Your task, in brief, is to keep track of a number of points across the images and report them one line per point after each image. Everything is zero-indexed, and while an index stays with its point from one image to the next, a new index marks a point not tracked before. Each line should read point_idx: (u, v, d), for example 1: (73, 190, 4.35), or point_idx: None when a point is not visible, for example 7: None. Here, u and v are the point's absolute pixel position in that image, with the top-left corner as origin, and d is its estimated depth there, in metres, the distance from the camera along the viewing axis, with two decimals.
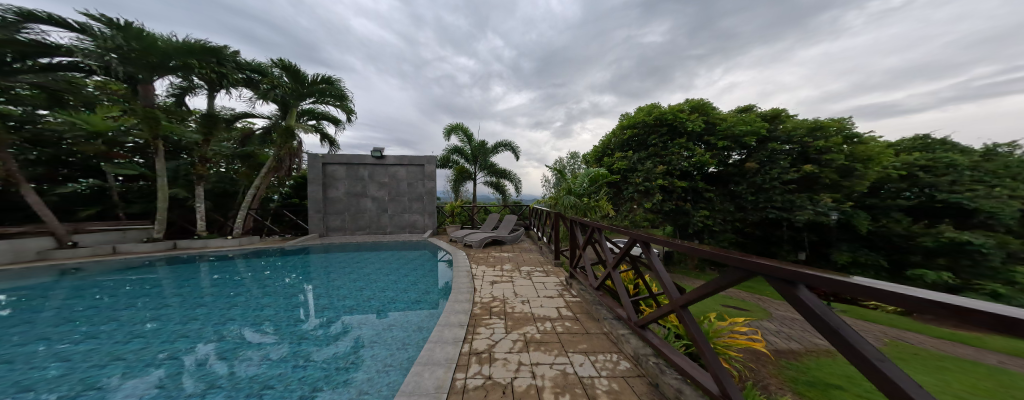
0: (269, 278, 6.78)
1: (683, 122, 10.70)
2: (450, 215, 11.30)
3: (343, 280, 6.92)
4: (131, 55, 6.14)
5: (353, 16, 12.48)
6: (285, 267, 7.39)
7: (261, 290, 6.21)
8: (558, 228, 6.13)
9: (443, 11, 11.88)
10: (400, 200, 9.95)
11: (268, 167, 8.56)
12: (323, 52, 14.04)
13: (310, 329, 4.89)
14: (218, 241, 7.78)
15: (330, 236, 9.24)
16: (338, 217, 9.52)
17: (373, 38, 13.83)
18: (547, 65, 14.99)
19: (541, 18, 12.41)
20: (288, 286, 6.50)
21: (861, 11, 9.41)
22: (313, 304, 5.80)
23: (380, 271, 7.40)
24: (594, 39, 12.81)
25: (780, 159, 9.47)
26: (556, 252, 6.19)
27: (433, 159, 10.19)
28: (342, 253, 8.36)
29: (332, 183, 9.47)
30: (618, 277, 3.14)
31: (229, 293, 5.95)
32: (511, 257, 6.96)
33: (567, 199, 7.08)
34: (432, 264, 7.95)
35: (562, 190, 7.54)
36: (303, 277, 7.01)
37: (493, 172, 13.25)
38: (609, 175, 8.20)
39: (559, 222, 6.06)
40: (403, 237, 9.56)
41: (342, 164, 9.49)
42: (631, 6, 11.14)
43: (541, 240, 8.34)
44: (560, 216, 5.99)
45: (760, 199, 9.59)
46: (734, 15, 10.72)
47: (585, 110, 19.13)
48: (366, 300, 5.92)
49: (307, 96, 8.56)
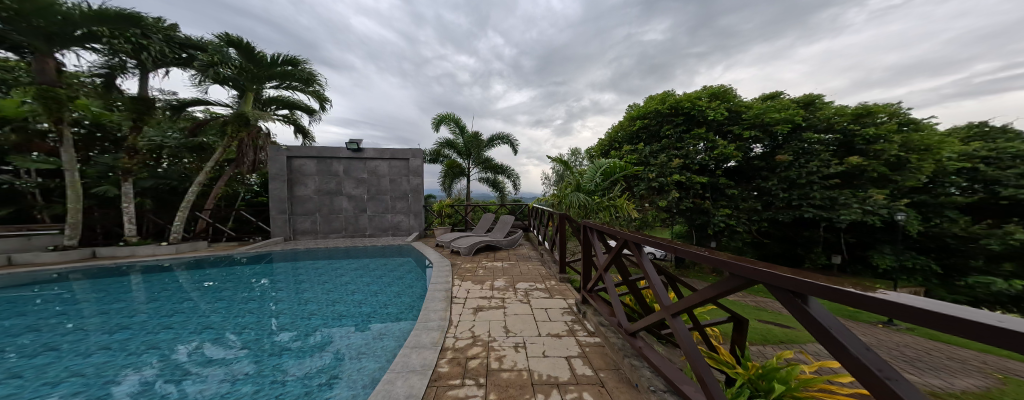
0: (241, 285, 5.79)
1: (703, 110, 9.41)
2: (439, 216, 9.98)
3: (319, 289, 5.73)
4: (7, 14, 5.00)
5: (353, 15, 11.39)
6: (243, 276, 6.19)
7: (229, 298, 5.25)
8: (564, 232, 4.90)
9: (443, 9, 10.97)
10: (381, 199, 8.73)
11: (218, 154, 7.22)
12: (324, 51, 13.07)
13: (285, 343, 3.89)
14: (149, 249, 6.46)
15: (298, 240, 7.98)
16: (308, 219, 8.26)
17: (373, 37, 12.69)
18: (547, 64, 13.86)
19: (541, 16, 11.38)
20: (258, 295, 5.44)
21: (862, 9, 8.94)
22: (286, 314, 4.75)
23: (352, 280, 6.21)
24: (594, 38, 11.72)
25: (817, 151, 8.17)
26: (560, 262, 5.01)
27: (419, 152, 8.94)
28: (309, 260, 7.14)
29: (300, 179, 8.18)
30: (681, 329, 1.83)
31: (187, 302, 4.97)
32: (506, 267, 5.74)
33: (575, 197, 5.79)
34: (414, 273, 6.68)
35: (567, 183, 6.24)
36: (267, 286, 5.82)
37: (488, 167, 12.01)
38: (628, 167, 6.52)
39: (566, 224, 4.88)
40: (383, 241, 8.35)
41: (311, 157, 8.19)
42: (631, 4, 10.15)
43: (542, 246, 7.08)
44: (567, 219, 4.79)
45: (793, 195, 8.22)
46: (734, 13, 9.81)
47: (585, 109, 17.87)
48: (338, 313, 4.74)
49: (269, 79, 7.51)
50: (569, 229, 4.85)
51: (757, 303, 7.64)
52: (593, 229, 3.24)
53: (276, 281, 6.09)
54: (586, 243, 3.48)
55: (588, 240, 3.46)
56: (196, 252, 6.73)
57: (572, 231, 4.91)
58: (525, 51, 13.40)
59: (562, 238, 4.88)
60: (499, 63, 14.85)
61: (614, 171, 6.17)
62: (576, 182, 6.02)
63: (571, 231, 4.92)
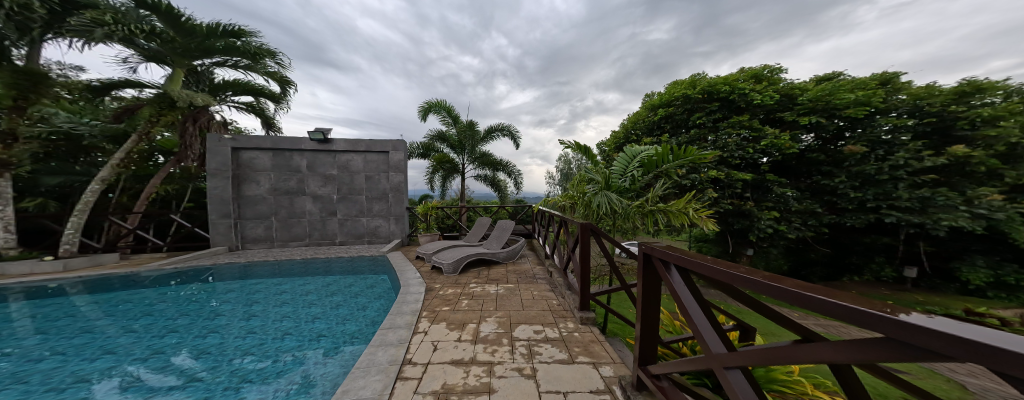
0: (191, 301, 4.59)
1: (747, 93, 7.94)
2: (424, 221, 8.21)
3: (273, 312, 4.29)
4: None
5: (359, 17, 10.63)
6: (178, 293, 4.81)
7: (159, 320, 3.94)
8: (588, 251, 3.26)
9: (447, 10, 10.34)
10: (354, 199, 7.22)
11: (134, 142, 5.79)
12: (330, 52, 12.27)
13: (211, 384, 2.81)
14: (23, 267, 4.91)
15: (244, 251, 6.41)
16: (261, 224, 6.72)
17: (379, 38, 11.84)
18: (552, 64, 12.83)
19: (544, 16, 10.93)
20: (196, 317, 4.07)
21: (873, 5, 7.73)
22: (233, 343, 3.49)
23: (296, 307, 4.47)
24: (598, 37, 10.92)
25: (900, 143, 6.64)
26: (583, 294, 3.38)
27: (402, 143, 7.41)
28: (243, 283, 5.33)
29: (251, 176, 6.63)
30: None
31: (39, 346, 3.29)
32: (506, 295, 4.24)
33: (604, 197, 4.14)
34: (379, 294, 5.00)
35: (590, 181, 4.53)
36: (200, 311, 4.28)
37: (486, 163, 10.46)
38: (684, 153, 4.20)
39: (598, 239, 3.25)
40: (354, 251, 6.80)
41: (265, 149, 6.64)
42: (636, 4, 9.61)
43: (552, 262, 5.42)
44: (595, 233, 3.26)
45: (867, 195, 6.70)
46: (741, 11, 8.81)
47: (589, 109, 16.25)
48: (250, 364, 3.13)
49: (201, 56, 6.25)
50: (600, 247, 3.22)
51: (826, 330, 5.93)
52: (667, 262, 1.63)
53: (237, 295, 4.85)
54: (652, 287, 1.80)
55: (656, 282, 1.77)
56: (93, 269, 5.15)
57: (603, 246, 3.27)
58: (530, 51, 12.46)
59: (587, 259, 3.26)
60: (502, 64, 13.72)
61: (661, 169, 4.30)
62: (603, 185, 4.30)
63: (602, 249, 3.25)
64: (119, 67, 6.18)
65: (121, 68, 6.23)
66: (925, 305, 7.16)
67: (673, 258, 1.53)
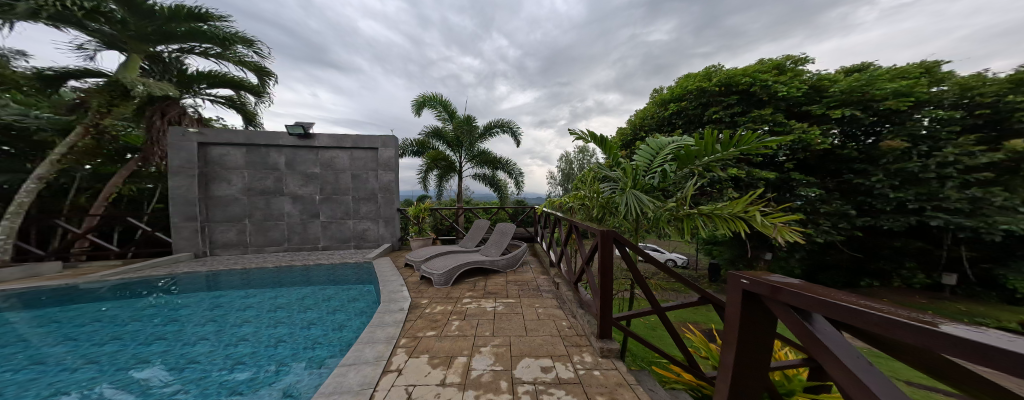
0: (135, 315, 3.88)
1: (770, 85, 7.36)
2: (416, 223, 7.43)
3: (232, 334, 3.61)
4: None
5: (361, 18, 10.15)
6: (121, 307, 4.11)
7: (85, 344, 3.24)
8: (611, 267, 2.54)
9: (448, 11, 9.87)
10: (340, 200, 6.57)
11: (77, 135, 5.18)
12: (331, 54, 11.65)
13: None
14: None
15: (212, 258, 5.75)
16: (232, 227, 6.06)
17: (381, 39, 11.33)
18: (553, 64, 12.32)
19: (546, 17, 10.18)
20: (132, 339, 3.36)
21: (874, 5, 7.39)
22: (159, 382, 2.77)
23: (258, 327, 3.78)
24: (598, 38, 10.45)
25: (948, 136, 6.23)
26: (601, 319, 2.70)
27: (392, 140, 6.74)
28: (209, 294, 4.63)
29: (221, 175, 5.98)
30: None
31: None
32: (511, 313, 3.65)
33: (633, 200, 2.97)
34: (357, 311, 4.33)
35: (610, 184, 3.67)
36: (141, 329, 3.56)
37: (484, 161, 9.80)
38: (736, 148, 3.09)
39: (623, 252, 2.52)
40: (338, 257, 6.17)
41: (238, 145, 5.99)
42: (636, 5, 9.11)
43: (560, 272, 4.75)
44: (620, 245, 2.54)
45: (909, 194, 6.26)
46: (742, 12, 8.34)
47: (589, 110, 15.58)
48: None
49: (158, 40, 5.67)
50: (629, 265, 2.50)
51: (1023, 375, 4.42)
52: (806, 310, 0.97)
53: (192, 309, 4.15)
54: (754, 339, 1.14)
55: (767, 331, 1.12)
56: (27, 282, 4.47)
57: (631, 263, 2.52)
58: (530, 52, 11.96)
59: (609, 277, 2.56)
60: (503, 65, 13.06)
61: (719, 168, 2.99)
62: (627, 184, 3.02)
63: (630, 267, 2.51)
64: (73, 54, 5.52)
65: (76, 55, 5.57)
66: (969, 316, 6.54)
67: (815, 306, 0.89)
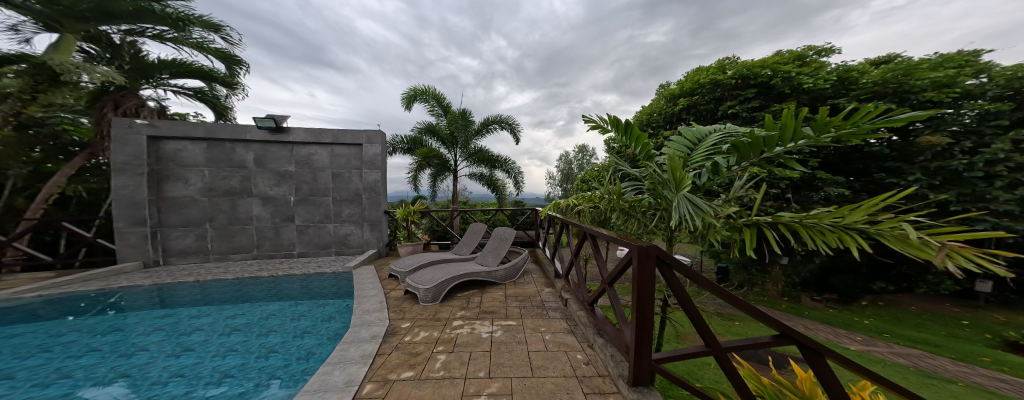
0: (46, 342, 3.17)
1: (794, 77, 6.75)
2: (405, 227, 6.70)
3: (162, 368, 2.92)
4: None
5: (359, 18, 9.60)
6: (34, 329, 3.38)
7: None
8: (650, 295, 1.85)
9: (447, 12, 9.40)
10: (319, 201, 5.86)
11: None
12: (331, 55, 10.95)
13: None
14: None
15: (164, 268, 5.04)
16: (190, 233, 5.34)
17: (379, 39, 10.75)
18: (552, 65, 11.77)
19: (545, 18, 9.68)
20: (24, 381, 2.64)
21: (867, 8, 7.02)
22: None
23: (201, 358, 3.11)
24: (597, 39, 9.98)
25: (994, 131, 5.61)
26: (635, 362, 2.00)
27: (378, 135, 6.04)
28: (154, 311, 3.90)
29: (178, 174, 5.27)
30: None
31: None
32: (511, 341, 2.97)
33: (685, 205, 2.10)
34: (327, 335, 3.64)
35: (634, 186, 2.83)
36: (47, 364, 2.86)
37: (481, 159, 9.11)
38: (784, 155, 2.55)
39: (671, 276, 1.81)
40: (316, 266, 5.46)
41: (198, 139, 5.29)
42: (635, 5, 8.68)
43: (569, 285, 4.05)
44: (665, 265, 1.83)
45: (950, 195, 5.64)
46: (740, 14, 7.85)
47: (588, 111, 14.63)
48: None
49: (97, 19, 5.07)
50: (680, 293, 1.80)
51: None
52: None
53: (125, 332, 3.44)
54: None
55: None
56: None
57: (682, 291, 1.81)
58: (529, 53, 11.42)
59: (650, 309, 1.86)
60: (502, 66, 12.41)
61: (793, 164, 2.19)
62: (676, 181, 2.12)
63: (681, 295, 1.81)
64: (8, 38, 4.94)
65: (12, 40, 4.98)
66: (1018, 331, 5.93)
67: None
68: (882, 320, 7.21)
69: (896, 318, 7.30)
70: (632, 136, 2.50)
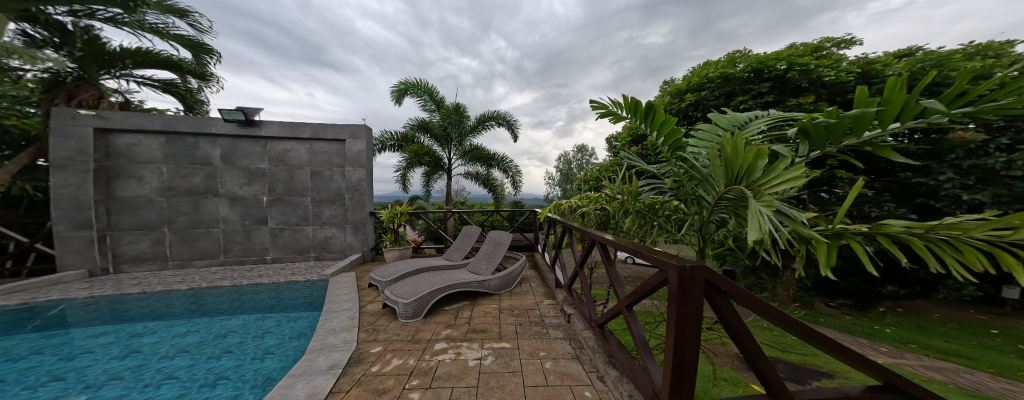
0: None
1: (812, 69, 6.26)
2: (392, 230, 6.13)
3: None
4: None
5: (359, 18, 9.15)
6: None
7: None
8: (695, 336, 1.32)
9: (447, 12, 8.93)
10: (295, 202, 5.34)
11: None
12: (331, 55, 10.41)
13: None
14: None
15: (112, 276, 4.52)
16: (144, 238, 4.83)
17: (380, 41, 10.26)
18: (552, 66, 11.30)
19: (545, 19, 9.25)
20: None
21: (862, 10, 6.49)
22: None
23: (129, 389, 2.59)
24: (597, 40, 9.54)
25: None
26: None
27: (363, 130, 5.54)
28: (91, 329, 3.39)
29: (133, 171, 4.76)
30: None
31: None
32: (497, 372, 2.45)
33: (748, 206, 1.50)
34: (287, 357, 3.11)
35: (655, 186, 2.26)
36: None
37: (476, 158, 8.59)
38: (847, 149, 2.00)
39: (726, 308, 1.27)
40: (289, 273, 4.92)
41: (156, 133, 4.77)
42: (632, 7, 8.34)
43: (572, 297, 3.52)
44: (716, 293, 1.30)
45: (989, 195, 5.12)
46: (738, 16, 7.46)
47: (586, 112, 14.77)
48: None
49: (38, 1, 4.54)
50: (740, 333, 1.27)
51: None
52: None
53: (48, 355, 2.93)
54: None
55: None
56: None
57: (742, 330, 1.27)
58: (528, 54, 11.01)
59: (693, 354, 1.33)
60: (502, 66, 11.86)
61: (885, 155, 1.66)
62: (730, 174, 1.51)
63: (739, 334, 1.29)
64: None
65: None
66: None
67: None
68: (908, 328, 6.67)
69: (920, 327, 6.71)
70: (653, 122, 1.94)
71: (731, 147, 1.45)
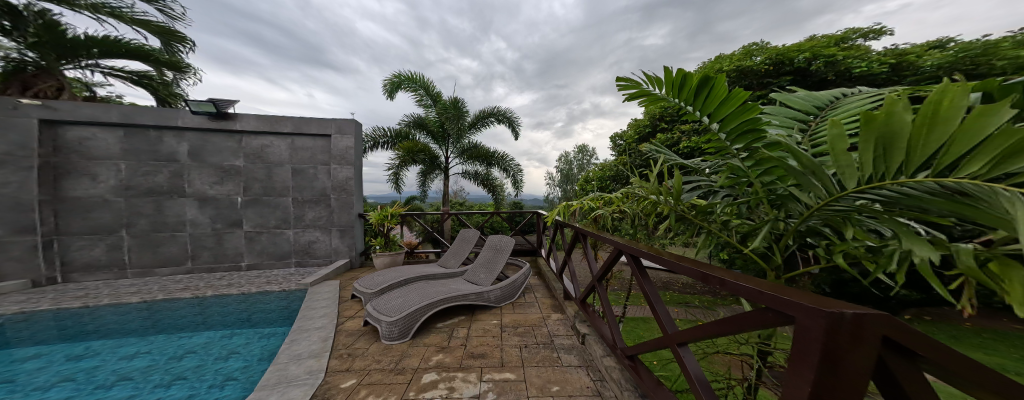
0: None
1: (841, 61, 5.79)
2: (383, 233, 5.63)
3: None
4: None
5: (359, 19, 8.79)
6: None
7: None
8: None
9: (447, 14, 8.53)
10: (273, 202, 4.85)
11: None
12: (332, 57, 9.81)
13: None
14: None
15: (58, 286, 4.05)
16: (97, 244, 4.34)
17: (379, 41, 9.81)
18: (551, 68, 10.75)
19: (544, 21, 8.85)
20: None
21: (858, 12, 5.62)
22: None
23: None
24: (596, 41, 9.05)
25: None
26: None
27: (351, 125, 5.02)
28: (26, 349, 2.88)
29: (86, 169, 4.28)
30: None
31: None
32: None
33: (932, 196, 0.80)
34: (245, 384, 2.60)
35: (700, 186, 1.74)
36: None
37: (475, 156, 8.13)
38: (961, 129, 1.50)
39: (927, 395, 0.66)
40: (263, 282, 4.41)
41: (114, 126, 4.30)
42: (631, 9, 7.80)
43: (587, 314, 3.01)
44: (902, 362, 0.70)
45: None
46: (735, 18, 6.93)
47: (586, 112, 14.28)
48: None
49: None
50: None
51: None
52: None
53: None
54: None
55: None
56: None
57: None
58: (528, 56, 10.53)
59: None
60: (502, 68, 11.31)
61: None
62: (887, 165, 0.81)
63: None
64: None
65: None
66: None
67: None
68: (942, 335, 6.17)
69: (952, 336, 6.14)
70: (707, 101, 1.37)
71: (932, 107, 0.71)
